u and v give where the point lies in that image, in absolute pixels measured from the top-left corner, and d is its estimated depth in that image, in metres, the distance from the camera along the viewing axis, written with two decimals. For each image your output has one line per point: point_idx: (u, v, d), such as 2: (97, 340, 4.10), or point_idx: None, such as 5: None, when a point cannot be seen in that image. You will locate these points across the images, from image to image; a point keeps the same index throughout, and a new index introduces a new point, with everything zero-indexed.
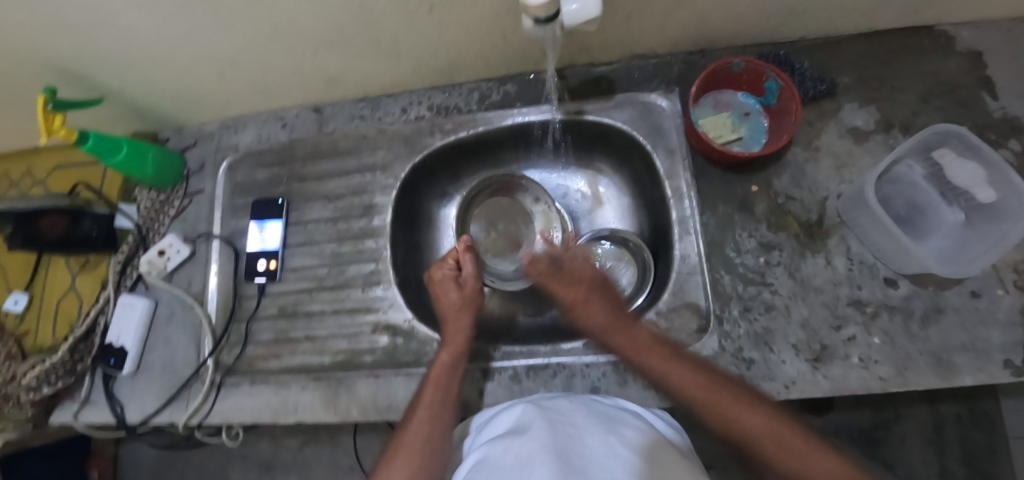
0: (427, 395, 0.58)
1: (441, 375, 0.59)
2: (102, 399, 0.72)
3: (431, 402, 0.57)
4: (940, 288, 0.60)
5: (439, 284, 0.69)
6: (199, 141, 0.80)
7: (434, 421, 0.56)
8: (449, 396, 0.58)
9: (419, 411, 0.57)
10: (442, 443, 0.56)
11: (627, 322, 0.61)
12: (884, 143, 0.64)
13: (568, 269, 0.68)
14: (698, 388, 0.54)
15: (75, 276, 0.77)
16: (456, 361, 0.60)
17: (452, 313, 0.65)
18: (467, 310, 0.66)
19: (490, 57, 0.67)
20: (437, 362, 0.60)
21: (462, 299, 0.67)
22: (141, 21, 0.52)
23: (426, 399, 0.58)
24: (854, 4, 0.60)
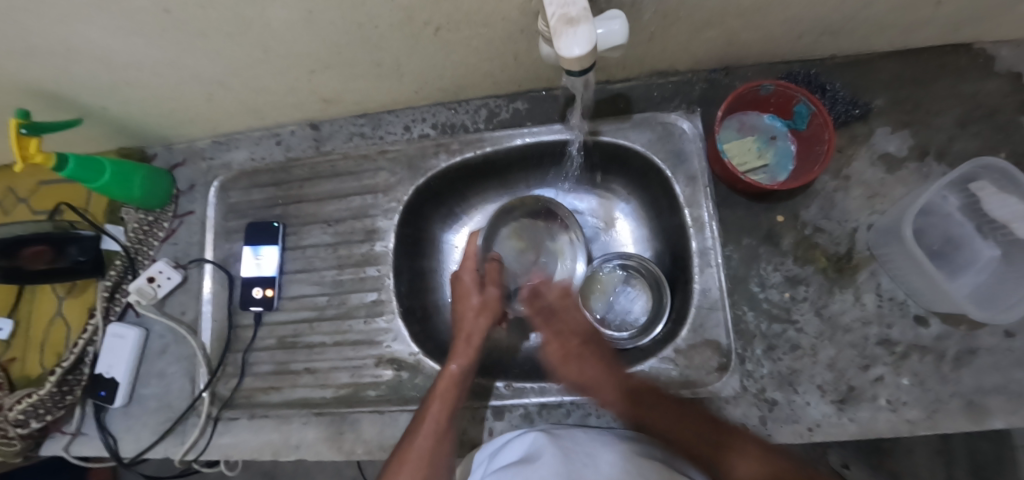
0: (434, 405, 0.55)
1: (449, 385, 0.56)
2: (94, 431, 0.69)
3: (439, 415, 0.54)
4: (974, 327, 0.57)
5: (461, 295, 0.65)
6: (190, 160, 0.76)
7: (441, 432, 0.53)
8: (456, 409, 0.55)
9: (431, 418, 0.53)
10: (447, 460, 0.52)
11: (620, 367, 0.60)
12: (918, 172, 0.61)
13: (557, 314, 0.66)
14: (688, 432, 0.52)
15: (63, 300, 0.73)
16: (468, 370, 0.58)
17: (471, 324, 0.63)
18: (488, 321, 0.63)
19: (499, 76, 0.63)
20: (447, 370, 0.58)
21: (484, 313, 0.64)
22: (120, 38, 0.48)
23: (432, 413, 0.54)
24: (892, 24, 0.56)
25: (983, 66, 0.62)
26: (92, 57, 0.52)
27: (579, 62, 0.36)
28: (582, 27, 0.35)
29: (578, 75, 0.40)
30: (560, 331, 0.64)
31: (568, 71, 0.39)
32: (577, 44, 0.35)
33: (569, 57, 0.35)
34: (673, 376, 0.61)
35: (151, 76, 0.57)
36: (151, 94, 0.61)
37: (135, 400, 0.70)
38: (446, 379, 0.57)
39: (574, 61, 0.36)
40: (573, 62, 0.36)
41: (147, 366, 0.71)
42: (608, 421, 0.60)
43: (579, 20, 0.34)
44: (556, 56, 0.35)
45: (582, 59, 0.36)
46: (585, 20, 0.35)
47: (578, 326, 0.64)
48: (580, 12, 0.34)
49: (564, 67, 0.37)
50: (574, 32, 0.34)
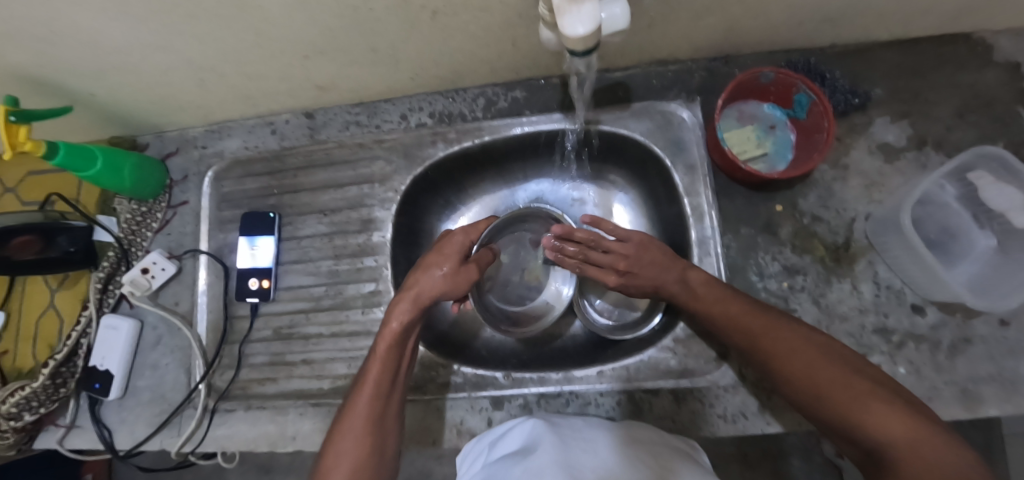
0: (375, 375, 0.52)
1: (391, 349, 0.53)
2: (88, 424, 0.69)
3: (376, 382, 0.52)
4: (969, 316, 0.57)
5: (437, 256, 0.56)
6: (182, 148, 0.75)
7: (379, 403, 0.51)
8: (394, 377, 0.53)
9: (370, 387, 0.51)
10: (386, 421, 0.52)
11: (681, 269, 0.57)
12: (916, 162, 0.61)
13: (606, 248, 0.62)
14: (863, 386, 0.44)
15: (54, 293, 0.72)
16: (407, 333, 0.53)
17: (427, 287, 0.54)
18: (447, 289, 0.55)
19: (498, 63, 0.62)
20: (386, 332, 0.53)
21: (449, 276, 0.55)
22: (110, 22, 0.47)
23: (372, 382, 0.52)
24: (893, 11, 0.55)
25: (983, 55, 0.62)
26: (81, 41, 0.50)
27: (583, 42, 0.36)
28: (586, 5, 0.34)
29: (582, 56, 0.39)
30: (633, 263, 0.60)
31: (572, 52, 0.38)
32: (582, 22, 0.34)
33: (573, 36, 0.34)
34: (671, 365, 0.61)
35: (142, 61, 0.55)
36: (143, 80, 0.60)
37: (130, 392, 0.69)
38: (391, 347, 0.53)
39: (578, 42, 0.35)
40: (577, 43, 0.36)
41: (142, 357, 0.70)
42: (606, 411, 0.60)
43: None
44: (560, 35, 0.35)
45: (587, 39, 0.36)
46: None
47: (636, 251, 0.59)
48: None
49: (569, 47, 0.36)
50: (578, 11, 0.34)
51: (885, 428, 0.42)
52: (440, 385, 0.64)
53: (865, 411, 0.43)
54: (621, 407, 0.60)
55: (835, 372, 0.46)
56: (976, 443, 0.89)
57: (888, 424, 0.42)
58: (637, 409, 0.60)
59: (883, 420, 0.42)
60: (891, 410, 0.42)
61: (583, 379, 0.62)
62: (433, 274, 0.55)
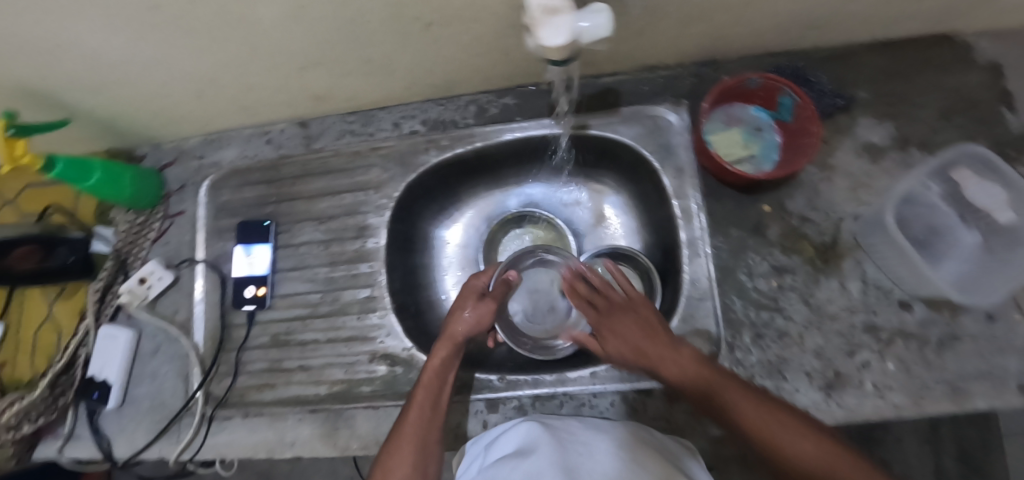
0: (427, 396, 0.55)
1: (438, 375, 0.56)
2: (87, 433, 0.69)
3: (423, 404, 0.54)
4: (956, 313, 0.58)
5: (458, 300, 0.64)
6: (180, 159, 0.76)
7: (429, 424, 0.53)
8: (443, 403, 0.55)
9: (417, 409, 0.54)
10: (436, 441, 0.53)
11: (673, 345, 0.54)
12: (901, 162, 0.62)
13: (603, 292, 0.64)
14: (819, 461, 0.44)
15: (53, 303, 0.73)
16: (450, 362, 0.58)
17: (459, 324, 0.61)
18: (475, 325, 0.62)
19: (489, 71, 0.64)
20: (430, 362, 0.57)
21: (473, 316, 0.62)
22: (108, 37, 0.49)
23: (424, 403, 0.54)
24: (874, 15, 0.57)
25: (964, 57, 0.63)
26: (81, 55, 0.52)
27: (561, 52, 0.38)
28: (563, 17, 0.35)
29: (560, 63, 0.41)
30: (607, 308, 0.62)
31: (551, 60, 0.40)
32: (559, 34, 0.36)
33: (551, 46, 0.36)
34: None
35: (139, 74, 0.57)
36: (141, 94, 0.61)
37: (128, 400, 0.70)
38: (443, 382, 0.56)
39: (557, 51, 0.37)
40: (556, 51, 0.37)
41: (139, 366, 0.71)
42: (601, 411, 0.61)
43: (561, 10, 0.35)
44: (539, 45, 0.36)
45: (564, 48, 0.37)
46: (566, 10, 0.36)
47: (625, 299, 0.61)
48: (561, 2, 0.35)
49: (547, 55, 0.38)
50: (556, 23, 0.35)
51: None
52: None
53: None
54: (615, 407, 0.61)
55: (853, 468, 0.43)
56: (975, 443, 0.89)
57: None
58: (632, 409, 0.61)
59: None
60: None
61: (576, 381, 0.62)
62: (461, 316, 0.62)
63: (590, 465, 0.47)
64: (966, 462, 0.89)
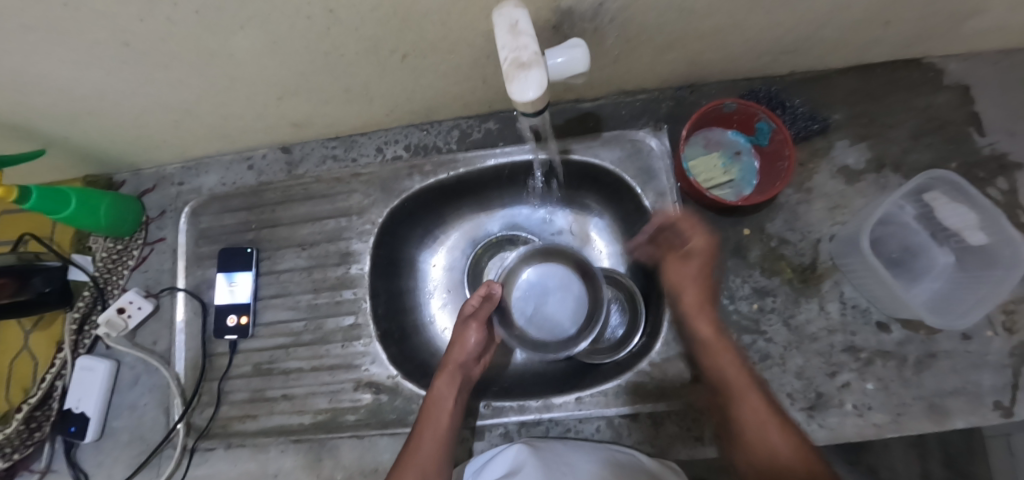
0: (429, 424, 0.55)
1: (437, 406, 0.57)
2: (64, 468, 0.68)
3: (422, 434, 0.54)
4: (933, 332, 0.59)
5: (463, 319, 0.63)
6: (159, 185, 0.75)
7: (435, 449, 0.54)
8: (443, 433, 0.55)
9: (419, 440, 0.54)
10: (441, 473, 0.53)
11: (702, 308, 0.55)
12: (876, 183, 0.63)
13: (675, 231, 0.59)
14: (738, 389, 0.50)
15: (28, 334, 0.71)
16: (449, 388, 0.58)
17: (464, 346, 0.61)
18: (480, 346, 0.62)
19: (469, 98, 0.64)
20: (431, 391, 0.58)
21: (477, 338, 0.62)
22: (82, 72, 0.48)
23: (427, 435, 0.54)
24: (845, 42, 0.58)
25: (934, 79, 0.64)
26: (54, 89, 0.51)
27: (533, 105, 0.38)
28: (533, 72, 0.37)
29: (533, 115, 0.42)
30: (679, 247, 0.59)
31: (524, 113, 0.41)
32: (530, 87, 0.37)
33: (522, 100, 0.37)
34: (648, 390, 0.61)
35: (116, 105, 0.56)
36: (117, 123, 0.61)
37: (107, 433, 0.68)
38: (444, 411, 0.57)
39: (528, 104, 0.38)
40: (527, 105, 0.38)
41: (119, 397, 0.70)
42: (588, 435, 0.61)
43: (531, 64, 0.37)
44: (509, 99, 0.37)
45: (535, 102, 0.38)
46: (536, 65, 0.37)
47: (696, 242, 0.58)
48: (531, 57, 0.37)
49: (518, 108, 0.39)
50: (525, 76, 0.37)
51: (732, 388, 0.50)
52: None
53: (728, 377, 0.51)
54: (602, 432, 0.61)
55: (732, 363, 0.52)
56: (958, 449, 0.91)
57: (755, 404, 0.48)
58: (618, 434, 0.61)
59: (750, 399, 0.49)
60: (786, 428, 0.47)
61: (562, 406, 0.62)
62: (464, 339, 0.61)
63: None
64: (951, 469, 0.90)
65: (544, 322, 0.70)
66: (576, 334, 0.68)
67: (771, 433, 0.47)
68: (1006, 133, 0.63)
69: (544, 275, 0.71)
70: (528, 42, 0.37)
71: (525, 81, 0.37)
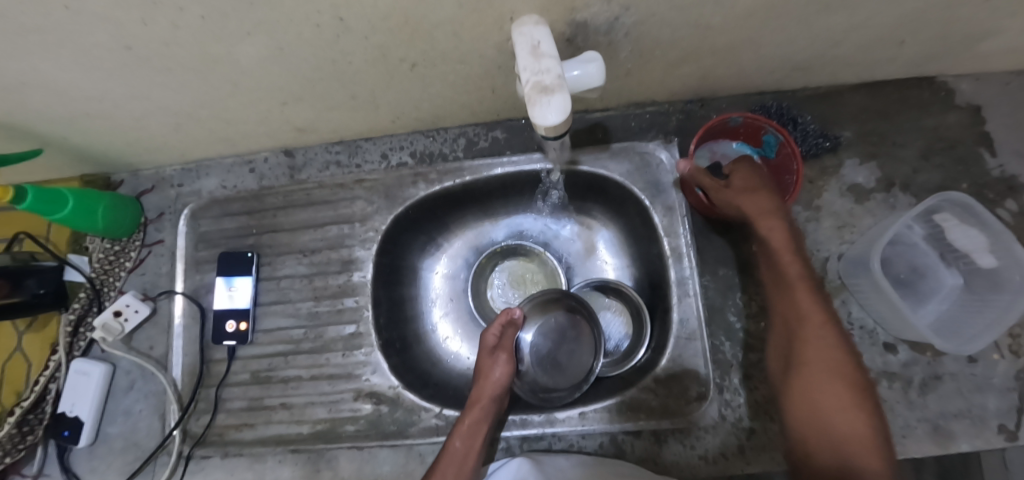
0: (451, 466, 0.55)
1: (464, 443, 0.56)
2: (57, 472, 0.67)
3: (445, 471, 0.54)
4: (939, 354, 0.59)
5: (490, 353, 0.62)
6: (158, 187, 0.74)
7: None
8: (465, 474, 0.55)
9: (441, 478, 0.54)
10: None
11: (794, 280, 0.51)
12: (885, 203, 0.63)
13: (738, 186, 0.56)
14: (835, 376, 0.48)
15: (22, 335, 0.70)
16: (479, 426, 0.57)
17: (491, 383, 0.60)
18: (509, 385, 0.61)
19: (477, 107, 0.63)
20: (461, 425, 0.57)
21: (505, 376, 0.61)
22: (84, 75, 0.47)
23: (449, 471, 0.54)
24: (858, 59, 0.57)
25: (945, 98, 0.64)
26: (54, 91, 0.50)
27: (555, 129, 0.39)
28: (557, 96, 0.38)
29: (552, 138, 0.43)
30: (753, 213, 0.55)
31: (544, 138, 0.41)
32: (552, 112, 0.37)
33: (546, 124, 0.38)
34: (653, 407, 0.60)
35: (118, 108, 0.55)
36: (117, 125, 0.59)
37: (101, 438, 0.67)
38: (469, 448, 0.56)
39: (550, 128, 0.38)
40: (549, 129, 0.39)
41: (114, 402, 0.68)
42: (590, 451, 0.61)
43: (554, 88, 0.38)
44: (531, 122, 0.38)
45: (558, 125, 0.39)
46: (558, 88, 0.38)
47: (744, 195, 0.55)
48: (554, 81, 0.38)
49: (539, 131, 0.40)
50: (549, 100, 0.38)
51: (826, 413, 0.47)
52: (423, 429, 0.62)
53: (825, 400, 0.48)
54: (604, 448, 0.61)
55: (835, 387, 0.47)
56: None
57: (852, 432, 0.46)
58: (620, 450, 0.60)
59: (852, 430, 0.46)
60: (862, 411, 0.46)
61: (565, 421, 0.61)
62: (492, 377, 0.60)
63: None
64: None
65: (550, 368, 0.66)
66: (580, 381, 0.65)
67: (840, 421, 0.46)
68: (1016, 155, 0.63)
69: (548, 324, 0.68)
70: (550, 64, 0.39)
71: (547, 105, 0.39)
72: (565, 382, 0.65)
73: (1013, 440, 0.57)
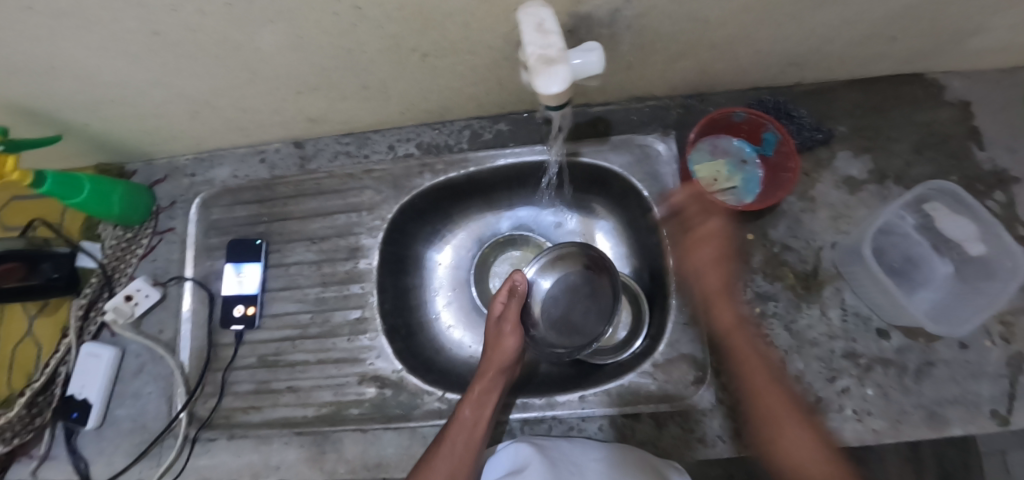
0: (462, 434, 0.55)
1: (474, 412, 0.57)
2: (64, 454, 0.68)
3: (456, 440, 0.55)
4: (931, 341, 0.61)
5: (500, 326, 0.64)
6: (171, 176, 0.76)
7: (459, 461, 0.54)
8: (476, 442, 0.55)
9: (452, 444, 0.54)
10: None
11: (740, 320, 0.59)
12: (878, 194, 0.65)
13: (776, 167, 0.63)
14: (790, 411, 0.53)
15: (34, 319, 0.71)
16: (489, 394, 0.58)
17: (501, 352, 0.61)
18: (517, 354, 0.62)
19: (483, 99, 0.65)
20: (470, 394, 0.58)
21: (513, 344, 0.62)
22: (110, 61, 0.50)
23: (460, 441, 0.55)
24: (850, 55, 0.60)
25: (936, 95, 0.66)
26: (79, 77, 0.52)
27: (556, 98, 0.41)
28: (559, 68, 0.39)
29: (554, 110, 0.44)
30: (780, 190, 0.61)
31: (547, 106, 0.43)
32: (554, 82, 0.39)
33: (547, 93, 0.40)
34: (651, 390, 0.61)
35: (137, 95, 0.57)
36: (136, 112, 0.61)
37: (109, 421, 0.68)
38: (480, 418, 0.57)
39: (552, 97, 0.41)
40: (551, 98, 0.41)
41: (122, 385, 0.70)
42: (591, 434, 0.62)
43: (557, 60, 0.39)
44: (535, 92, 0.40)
45: (559, 95, 0.41)
46: (561, 62, 0.40)
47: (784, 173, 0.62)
48: (557, 54, 0.39)
49: (543, 101, 0.42)
50: (552, 72, 0.39)
51: (787, 448, 0.51)
52: (426, 412, 0.64)
53: (788, 438, 0.51)
54: (604, 430, 0.62)
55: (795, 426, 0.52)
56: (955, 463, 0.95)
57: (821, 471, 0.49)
58: (620, 433, 0.62)
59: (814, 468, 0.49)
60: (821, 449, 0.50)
61: (566, 404, 0.62)
62: (503, 346, 0.62)
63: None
64: None
65: (564, 328, 0.71)
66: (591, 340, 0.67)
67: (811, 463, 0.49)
68: (1005, 149, 0.65)
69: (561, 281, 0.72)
70: (554, 41, 0.40)
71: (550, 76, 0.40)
72: (581, 339, 0.69)
73: (1006, 426, 0.58)
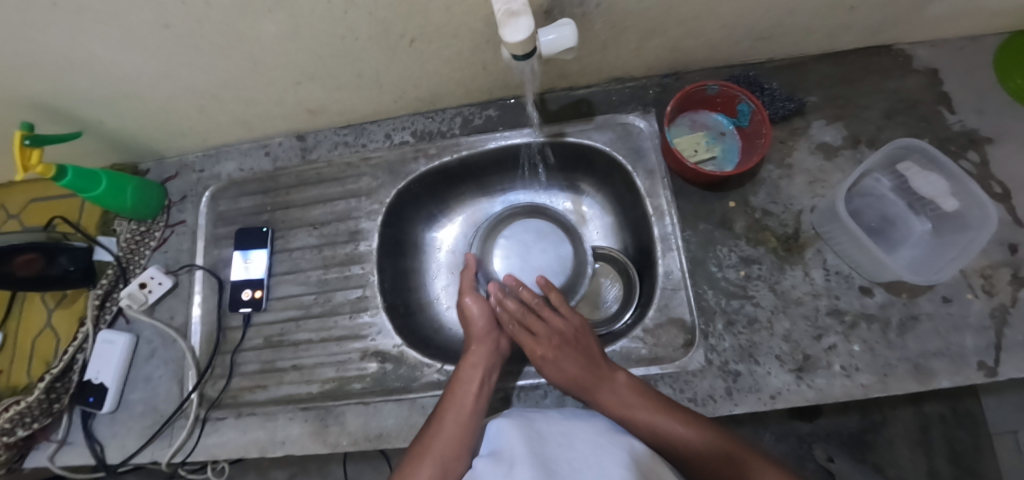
0: (454, 408, 0.57)
1: (464, 387, 0.59)
2: (80, 439, 0.70)
3: (449, 415, 0.56)
4: (914, 295, 0.62)
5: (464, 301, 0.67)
6: (181, 172, 0.80)
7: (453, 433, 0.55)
8: (469, 413, 0.57)
9: (444, 418, 0.56)
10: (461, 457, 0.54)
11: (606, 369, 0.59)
12: (853, 158, 0.67)
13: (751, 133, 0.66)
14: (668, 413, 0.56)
15: (52, 311, 0.75)
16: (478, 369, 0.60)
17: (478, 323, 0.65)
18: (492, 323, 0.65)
19: (471, 85, 0.70)
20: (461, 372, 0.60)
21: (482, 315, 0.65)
22: (126, 56, 0.54)
23: (452, 415, 0.56)
24: (814, 27, 0.63)
25: (904, 64, 0.69)
26: (98, 73, 0.57)
27: (522, 47, 0.42)
28: (523, 19, 0.41)
29: (522, 61, 0.46)
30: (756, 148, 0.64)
31: (514, 57, 0.45)
32: (519, 31, 0.41)
33: (513, 43, 0.41)
34: (643, 354, 0.65)
35: (150, 90, 0.62)
36: (149, 109, 0.66)
37: (122, 406, 0.71)
38: (470, 393, 0.58)
39: (518, 46, 0.42)
40: (517, 48, 0.42)
41: (136, 370, 0.73)
42: (585, 399, 0.63)
43: (520, 13, 0.41)
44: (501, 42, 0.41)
45: (525, 44, 0.42)
46: (525, 13, 0.41)
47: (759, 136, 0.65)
48: (520, 7, 0.41)
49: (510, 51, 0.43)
50: (515, 23, 0.41)
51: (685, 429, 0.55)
52: (426, 384, 0.66)
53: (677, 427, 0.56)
54: None
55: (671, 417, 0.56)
56: (965, 445, 0.97)
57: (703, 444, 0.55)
58: None
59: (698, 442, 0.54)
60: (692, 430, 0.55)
61: None
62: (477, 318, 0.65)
63: (568, 455, 0.48)
64: (960, 465, 0.96)
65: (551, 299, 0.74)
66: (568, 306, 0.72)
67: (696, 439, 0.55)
68: (974, 111, 0.67)
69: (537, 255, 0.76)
70: None
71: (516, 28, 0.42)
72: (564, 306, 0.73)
73: (993, 376, 0.59)
